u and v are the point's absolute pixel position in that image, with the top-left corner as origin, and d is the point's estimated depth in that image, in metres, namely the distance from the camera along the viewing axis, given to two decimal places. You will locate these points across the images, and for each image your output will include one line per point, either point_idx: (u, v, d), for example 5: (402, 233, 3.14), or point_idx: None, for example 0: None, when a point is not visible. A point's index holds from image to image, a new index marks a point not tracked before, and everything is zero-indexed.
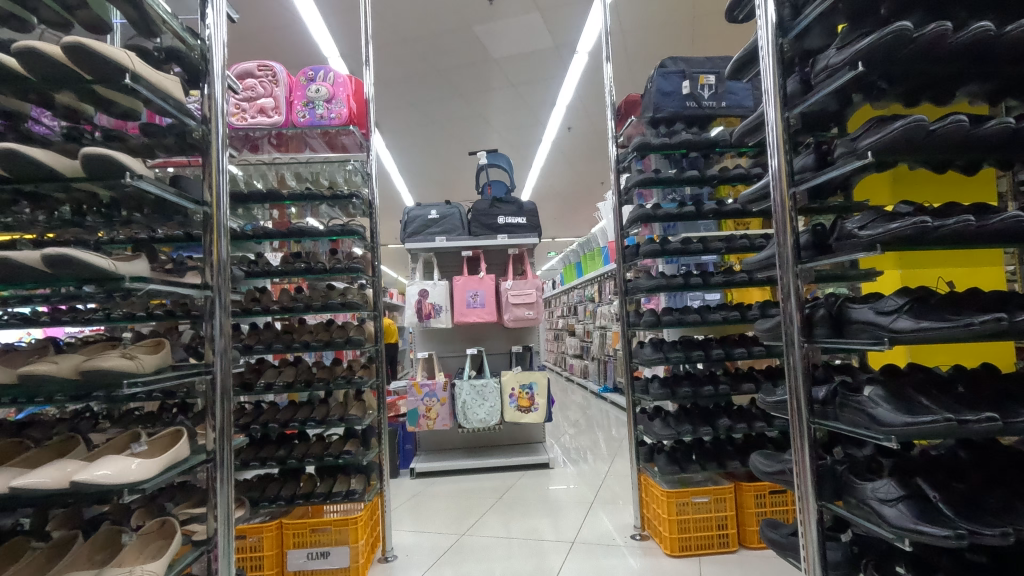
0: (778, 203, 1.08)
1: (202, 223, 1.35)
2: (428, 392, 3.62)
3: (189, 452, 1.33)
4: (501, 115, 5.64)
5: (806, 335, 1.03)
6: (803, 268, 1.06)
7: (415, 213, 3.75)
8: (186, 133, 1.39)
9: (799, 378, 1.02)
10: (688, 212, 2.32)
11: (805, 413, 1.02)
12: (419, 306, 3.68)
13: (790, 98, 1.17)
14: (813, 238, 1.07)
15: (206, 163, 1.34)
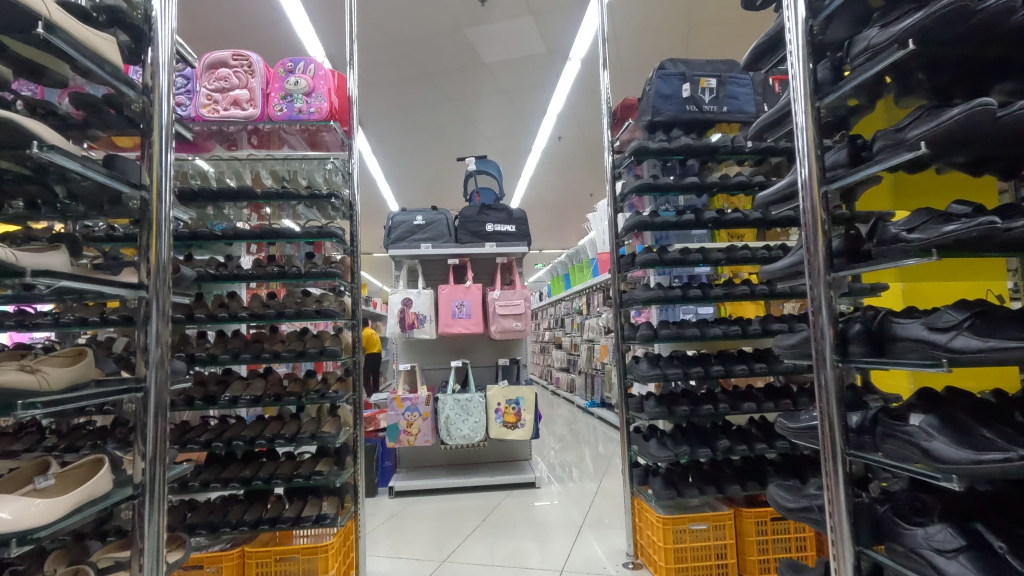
0: (809, 210, 0.99)
1: (138, 210, 1.24)
2: (410, 406, 3.45)
3: (111, 486, 1.19)
4: (492, 122, 5.54)
5: (839, 353, 0.94)
6: (836, 278, 0.97)
7: (399, 219, 3.59)
8: (126, 105, 1.31)
9: (833, 401, 0.93)
10: (687, 220, 2.20)
11: (840, 442, 0.93)
12: (402, 316, 3.52)
13: (821, 86, 1.07)
14: (846, 244, 0.97)
15: (145, 146, 1.23)
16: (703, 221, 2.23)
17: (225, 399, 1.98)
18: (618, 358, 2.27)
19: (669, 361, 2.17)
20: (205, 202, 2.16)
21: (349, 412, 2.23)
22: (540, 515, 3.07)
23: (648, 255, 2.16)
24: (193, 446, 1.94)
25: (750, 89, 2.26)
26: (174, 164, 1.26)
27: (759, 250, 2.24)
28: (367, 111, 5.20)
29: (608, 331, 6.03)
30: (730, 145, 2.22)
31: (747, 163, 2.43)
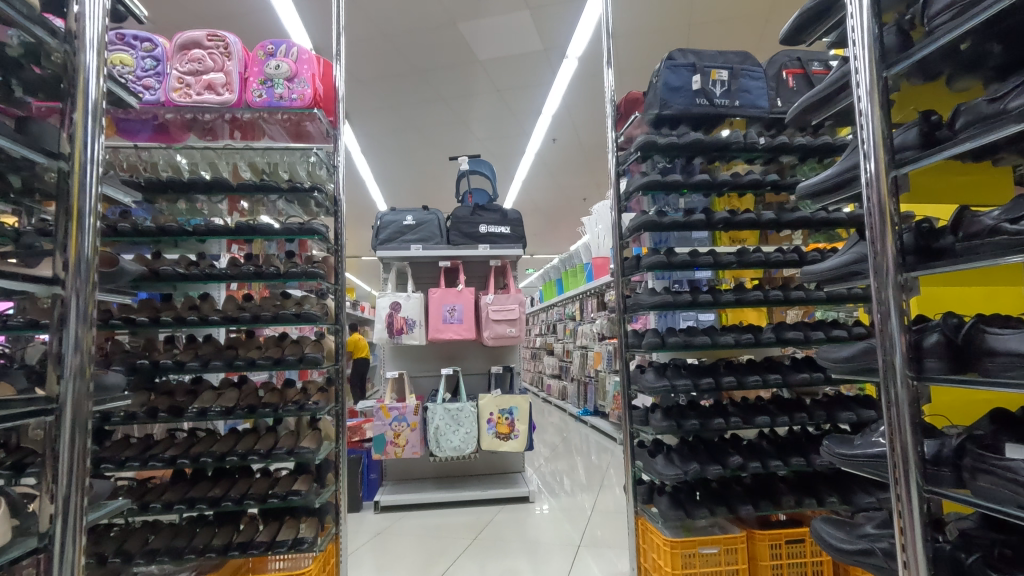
0: (876, 210, 0.94)
1: (56, 181, 1.08)
2: (397, 416, 3.28)
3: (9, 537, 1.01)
4: (485, 122, 5.41)
5: (914, 370, 0.90)
6: (909, 279, 0.92)
7: (388, 218, 3.41)
8: (45, 53, 1.13)
9: (906, 418, 0.89)
10: (696, 221, 2.06)
11: (915, 469, 0.89)
12: (390, 321, 3.35)
13: (885, 53, 0.96)
14: (917, 239, 0.93)
15: (66, 106, 1.07)
16: (713, 222, 2.10)
17: (193, 410, 1.80)
18: (622, 368, 2.12)
19: (678, 371, 2.03)
20: (175, 195, 1.99)
21: (330, 425, 2.05)
22: (534, 533, 2.90)
23: (655, 257, 2.02)
24: (156, 463, 1.75)
25: (763, 83, 2.14)
26: (102, 154, 1.10)
27: (772, 253, 2.11)
28: (356, 108, 5.05)
29: (602, 337, 5.88)
30: (743, 142, 2.10)
31: (757, 162, 2.30)
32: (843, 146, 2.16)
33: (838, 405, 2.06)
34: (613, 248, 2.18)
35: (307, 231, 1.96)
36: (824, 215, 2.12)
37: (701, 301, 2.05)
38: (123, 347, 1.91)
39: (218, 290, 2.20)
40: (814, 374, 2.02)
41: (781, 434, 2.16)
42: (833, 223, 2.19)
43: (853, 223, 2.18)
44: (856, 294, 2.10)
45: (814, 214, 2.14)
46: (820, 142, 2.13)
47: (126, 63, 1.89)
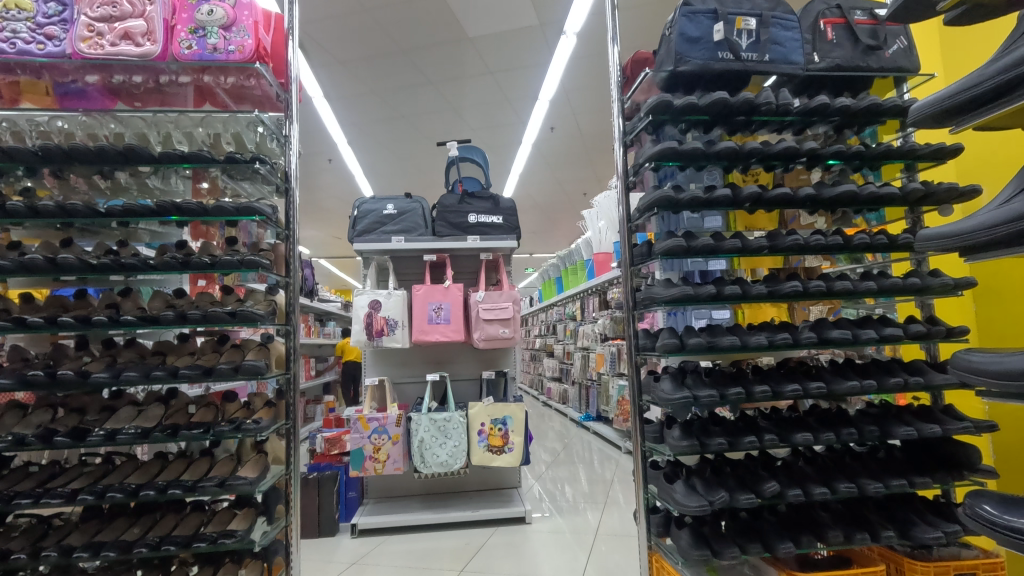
0: None
1: None
2: (377, 428, 2.93)
3: None
4: (478, 109, 5.11)
5: None
6: None
7: (367, 208, 3.09)
8: None
9: None
10: (720, 197, 1.72)
11: None
12: (369, 321, 3.01)
13: None
14: None
15: None
16: (739, 200, 1.76)
17: (99, 433, 1.44)
18: (632, 375, 1.77)
19: (699, 379, 1.68)
20: (89, 169, 1.64)
21: (282, 446, 1.68)
22: (531, 559, 2.54)
23: (672, 242, 1.67)
24: (51, 500, 1.39)
25: (798, 34, 1.81)
26: None
27: (812, 236, 1.75)
28: (341, 95, 4.76)
29: (605, 338, 5.53)
30: (776, 104, 1.75)
31: (789, 132, 1.96)
32: (893, 109, 1.81)
33: (892, 418, 1.71)
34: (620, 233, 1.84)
35: (246, 212, 1.62)
36: (873, 190, 1.77)
37: (729, 294, 1.70)
38: (24, 354, 1.57)
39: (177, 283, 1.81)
40: (865, 382, 1.67)
41: (820, 453, 1.81)
42: (881, 201, 1.84)
43: (905, 200, 1.84)
44: (912, 286, 1.75)
45: (859, 189, 1.79)
46: (866, 104, 1.78)
47: (24, 7, 1.55)
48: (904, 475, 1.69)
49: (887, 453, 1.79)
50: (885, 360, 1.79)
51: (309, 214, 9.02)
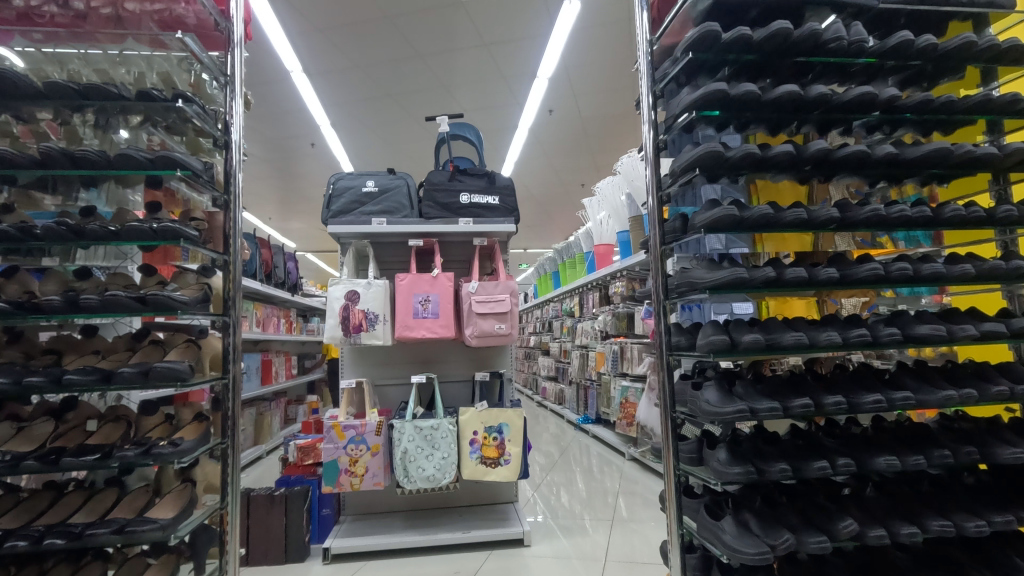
0: None
1: None
2: (354, 438, 2.56)
3: None
4: (472, 89, 4.77)
5: None
6: None
7: (344, 184, 2.71)
8: None
9: None
10: (779, 157, 1.36)
11: None
12: (346, 315, 2.63)
13: None
14: None
15: None
16: (802, 161, 1.40)
17: None
18: (662, 381, 1.42)
19: (750, 387, 1.32)
20: None
21: (216, 472, 1.30)
22: None
23: (718, 213, 1.31)
24: None
25: None
26: None
27: (891, 207, 1.40)
28: (323, 70, 4.39)
29: (606, 335, 5.18)
30: (848, 40, 1.39)
31: (851, 84, 1.60)
32: (988, 51, 1.46)
33: (991, 437, 1.36)
34: (646, 203, 1.48)
35: (164, 166, 1.24)
36: (969, 149, 1.41)
37: (791, 278, 1.33)
38: None
39: (130, 262, 1.44)
40: (963, 392, 1.32)
41: (894, 478, 1.46)
42: (971, 166, 1.48)
43: (1000, 165, 1.49)
44: (1017, 270, 1.40)
45: (950, 149, 1.43)
46: (958, 44, 1.43)
47: None
48: (1006, 507, 1.34)
49: (976, 478, 1.45)
50: (976, 363, 1.44)
51: (293, 205, 8.59)
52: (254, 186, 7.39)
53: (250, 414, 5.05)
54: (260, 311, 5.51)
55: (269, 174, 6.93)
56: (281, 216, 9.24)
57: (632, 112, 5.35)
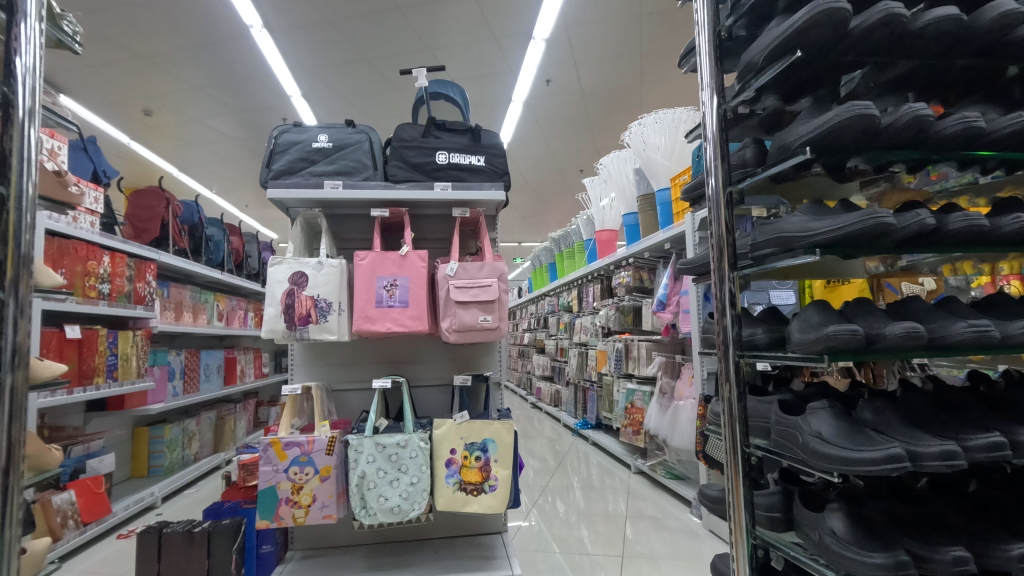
0: None
1: None
2: (298, 459, 2.01)
3: None
4: (460, 52, 4.25)
5: None
6: None
7: (289, 138, 2.15)
8: None
9: None
10: (930, 29, 0.89)
11: None
12: (291, 303, 2.08)
13: None
14: None
15: None
16: (962, 42, 0.94)
17: None
18: (729, 403, 0.92)
19: (882, 410, 0.85)
20: None
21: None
22: None
23: (844, 112, 0.84)
24: None
25: None
26: None
27: None
28: (288, 27, 3.84)
29: (608, 332, 4.67)
30: None
31: None
32: None
33: None
34: (703, 135, 0.98)
35: None
36: None
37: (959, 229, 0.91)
38: None
39: None
40: None
41: None
42: None
43: None
44: None
45: None
46: None
47: None
48: None
49: None
50: None
51: None
52: (226, 170, 6.81)
53: (210, 419, 4.49)
54: (224, 303, 4.96)
55: (241, 156, 6.36)
56: (260, 204, 8.66)
57: (639, 84, 4.82)
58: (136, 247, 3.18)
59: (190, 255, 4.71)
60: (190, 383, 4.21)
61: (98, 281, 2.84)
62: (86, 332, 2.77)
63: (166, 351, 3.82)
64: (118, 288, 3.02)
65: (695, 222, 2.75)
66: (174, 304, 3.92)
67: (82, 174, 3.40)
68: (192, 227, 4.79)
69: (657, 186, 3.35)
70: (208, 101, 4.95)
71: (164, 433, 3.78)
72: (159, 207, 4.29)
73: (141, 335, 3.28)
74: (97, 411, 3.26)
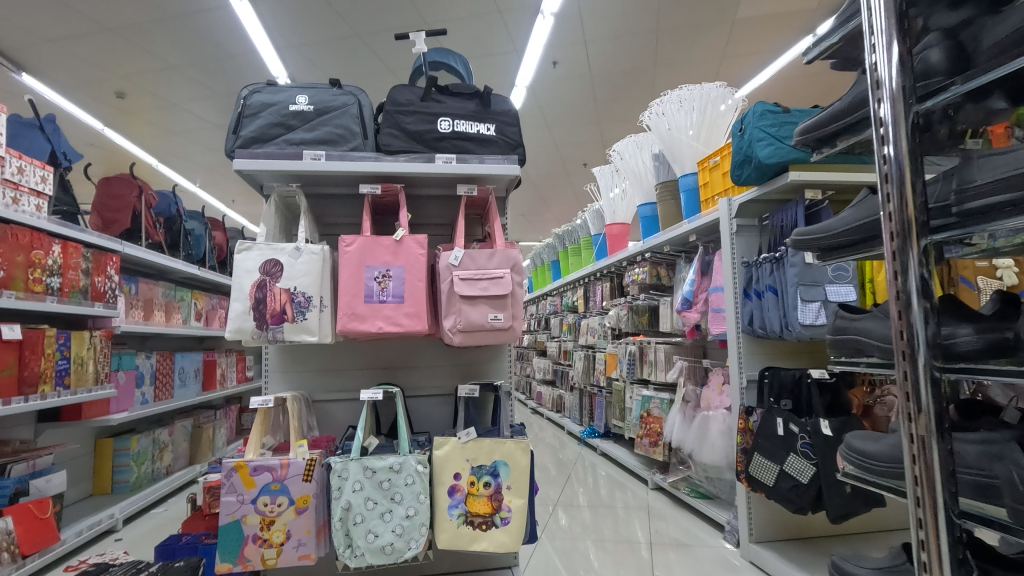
0: None
1: None
2: (269, 487, 1.65)
3: None
4: (460, 29, 3.91)
5: None
6: None
7: (261, 100, 1.77)
8: None
9: None
10: None
11: None
12: (262, 298, 1.72)
13: None
14: None
15: None
16: None
17: None
18: (928, 455, 0.74)
19: None
20: None
21: None
22: None
23: None
24: None
25: None
26: None
27: None
28: None
29: (618, 333, 4.33)
30: None
31: None
32: None
33: None
34: (876, 84, 0.81)
35: None
36: None
37: None
38: None
39: None
40: None
41: None
42: None
43: None
44: None
45: None
46: None
47: None
48: None
49: None
50: None
51: None
52: (210, 161, 6.43)
53: (184, 427, 4.11)
54: (203, 302, 4.58)
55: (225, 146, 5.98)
56: (247, 199, 8.27)
57: (651, 67, 4.49)
58: (93, 236, 2.80)
59: (165, 249, 4.33)
60: (162, 389, 3.82)
61: (45, 274, 2.46)
62: (29, 331, 2.39)
63: (133, 354, 3.45)
64: (70, 283, 2.64)
65: (732, 208, 2.40)
66: (142, 302, 3.54)
67: (36, 155, 3.01)
68: (168, 220, 4.39)
69: (680, 171, 3.01)
70: (185, 82, 4.57)
71: (130, 444, 3.41)
72: (130, 197, 3.90)
73: (101, 336, 2.91)
74: (50, 422, 2.89)
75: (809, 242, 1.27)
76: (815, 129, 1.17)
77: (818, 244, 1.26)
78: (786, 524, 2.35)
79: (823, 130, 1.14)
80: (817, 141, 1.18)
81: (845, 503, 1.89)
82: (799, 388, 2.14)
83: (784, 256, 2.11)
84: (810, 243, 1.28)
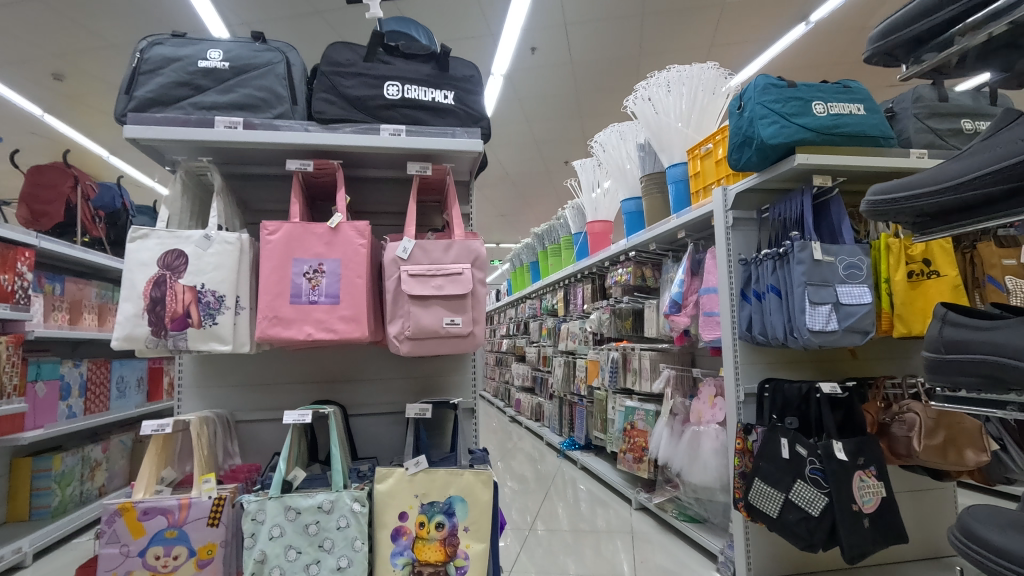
0: None
1: None
2: (162, 535, 1.31)
3: None
4: (431, 8, 3.59)
5: None
6: None
7: (162, 53, 1.44)
8: None
9: None
10: None
11: None
12: (159, 298, 1.39)
13: None
14: None
15: None
16: None
17: None
18: None
19: None
20: None
21: None
22: None
23: None
24: None
25: None
26: None
27: None
28: None
29: (600, 338, 4.05)
30: None
31: None
32: None
33: None
34: None
35: None
36: None
37: None
38: None
39: None
40: None
41: None
42: None
43: None
44: None
45: None
46: None
47: None
48: None
49: None
50: None
51: None
52: None
53: (122, 442, 3.71)
54: None
55: None
56: None
57: (637, 54, 4.24)
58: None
59: (105, 246, 3.93)
60: (95, 401, 3.41)
61: None
62: None
63: (57, 362, 3.05)
64: None
65: (726, 199, 2.12)
66: (69, 303, 3.16)
67: None
68: (111, 214, 3.98)
69: (668, 161, 2.73)
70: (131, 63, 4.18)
71: (52, 464, 3.01)
72: (64, 186, 3.47)
73: (9, 342, 2.52)
74: None
75: (897, 202, 1.13)
76: (893, 33, 1.20)
77: (912, 205, 1.11)
78: (789, 557, 2.08)
79: (905, 34, 1.17)
80: (897, 49, 1.21)
81: (862, 540, 1.63)
82: (807, 404, 1.86)
83: (789, 253, 1.83)
84: (898, 205, 1.13)
